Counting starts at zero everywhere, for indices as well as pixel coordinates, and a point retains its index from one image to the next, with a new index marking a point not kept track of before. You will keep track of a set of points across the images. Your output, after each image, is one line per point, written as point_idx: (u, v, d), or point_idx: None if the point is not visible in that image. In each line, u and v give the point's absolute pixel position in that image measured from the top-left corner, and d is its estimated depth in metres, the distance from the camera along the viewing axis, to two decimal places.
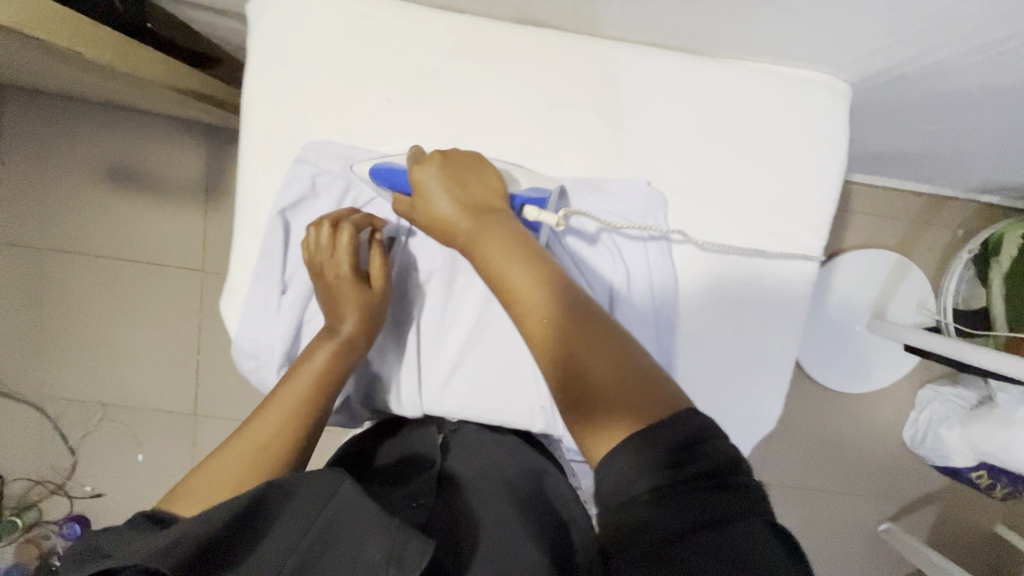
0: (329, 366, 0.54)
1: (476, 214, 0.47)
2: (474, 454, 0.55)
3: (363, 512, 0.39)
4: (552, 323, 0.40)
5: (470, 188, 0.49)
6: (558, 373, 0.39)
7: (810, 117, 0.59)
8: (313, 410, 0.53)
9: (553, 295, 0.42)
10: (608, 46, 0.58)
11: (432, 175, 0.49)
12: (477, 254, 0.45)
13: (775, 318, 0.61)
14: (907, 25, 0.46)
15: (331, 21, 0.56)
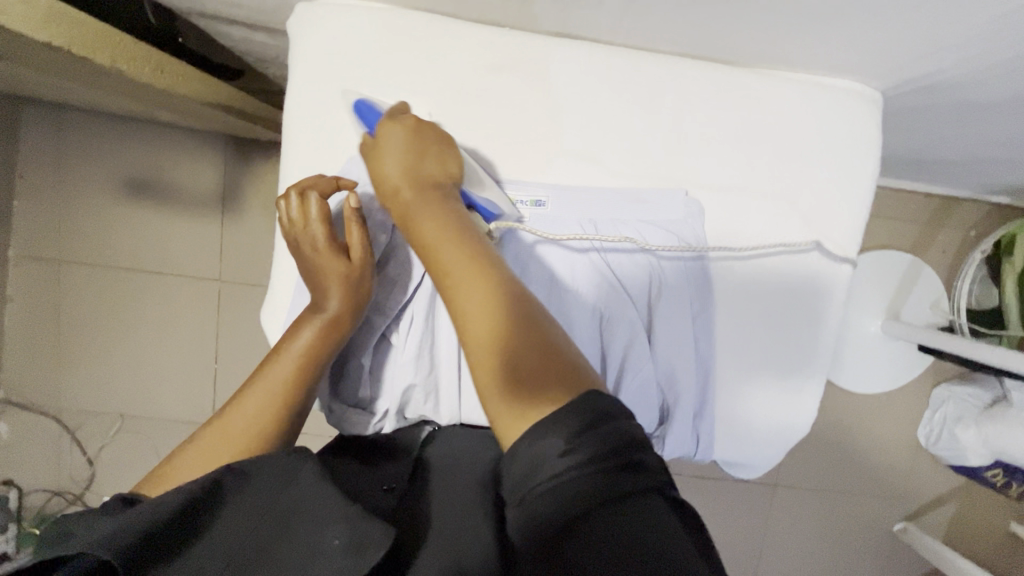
0: (311, 349, 0.50)
1: (421, 188, 0.47)
2: (458, 444, 0.53)
3: (320, 493, 0.38)
4: (481, 306, 0.41)
5: (425, 159, 0.48)
6: (486, 355, 0.40)
7: (846, 129, 0.54)
8: (296, 391, 0.50)
9: (484, 280, 0.43)
10: (626, 53, 0.53)
11: (395, 137, 0.48)
12: (412, 231, 0.47)
13: (811, 332, 0.57)
14: (927, 45, 0.46)
15: (329, 26, 0.51)
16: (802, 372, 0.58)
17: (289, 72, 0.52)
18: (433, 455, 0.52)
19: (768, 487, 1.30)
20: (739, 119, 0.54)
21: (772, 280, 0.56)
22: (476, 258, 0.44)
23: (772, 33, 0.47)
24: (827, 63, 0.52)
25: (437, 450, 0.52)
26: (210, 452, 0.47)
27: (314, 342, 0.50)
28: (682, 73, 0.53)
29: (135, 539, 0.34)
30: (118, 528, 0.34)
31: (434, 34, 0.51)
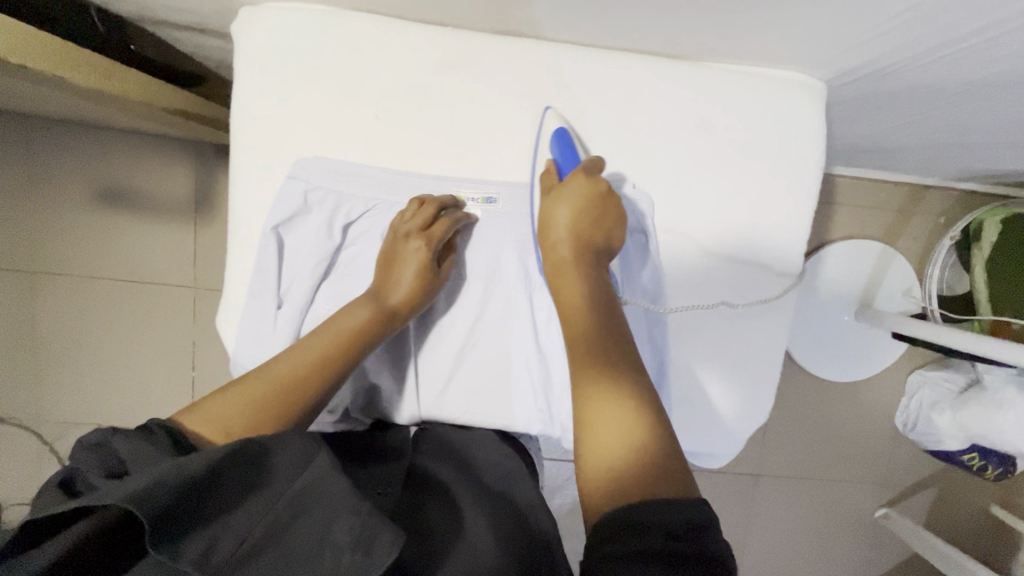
0: (365, 329, 0.51)
1: (578, 250, 0.51)
2: (445, 446, 0.54)
3: (335, 487, 0.39)
4: (604, 376, 0.44)
5: (594, 220, 0.51)
6: (602, 406, 0.43)
7: (790, 121, 0.55)
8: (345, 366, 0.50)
9: (610, 354, 0.46)
10: (571, 51, 0.53)
11: (578, 187, 0.50)
12: (559, 280, 0.50)
13: (766, 322, 0.58)
14: (863, 35, 0.46)
15: (275, 30, 0.51)
16: (758, 362, 0.58)
17: (236, 76, 0.52)
18: (426, 458, 0.52)
19: (751, 478, 1.30)
20: (685, 114, 0.54)
21: (724, 272, 0.56)
22: (602, 322, 0.48)
23: (708, 27, 0.48)
24: (767, 55, 0.53)
25: (428, 452, 0.53)
26: (252, 389, 0.46)
27: (374, 322, 0.51)
28: (626, 69, 0.53)
29: (167, 504, 0.34)
30: (153, 486, 0.35)
31: (377, 35, 0.51)
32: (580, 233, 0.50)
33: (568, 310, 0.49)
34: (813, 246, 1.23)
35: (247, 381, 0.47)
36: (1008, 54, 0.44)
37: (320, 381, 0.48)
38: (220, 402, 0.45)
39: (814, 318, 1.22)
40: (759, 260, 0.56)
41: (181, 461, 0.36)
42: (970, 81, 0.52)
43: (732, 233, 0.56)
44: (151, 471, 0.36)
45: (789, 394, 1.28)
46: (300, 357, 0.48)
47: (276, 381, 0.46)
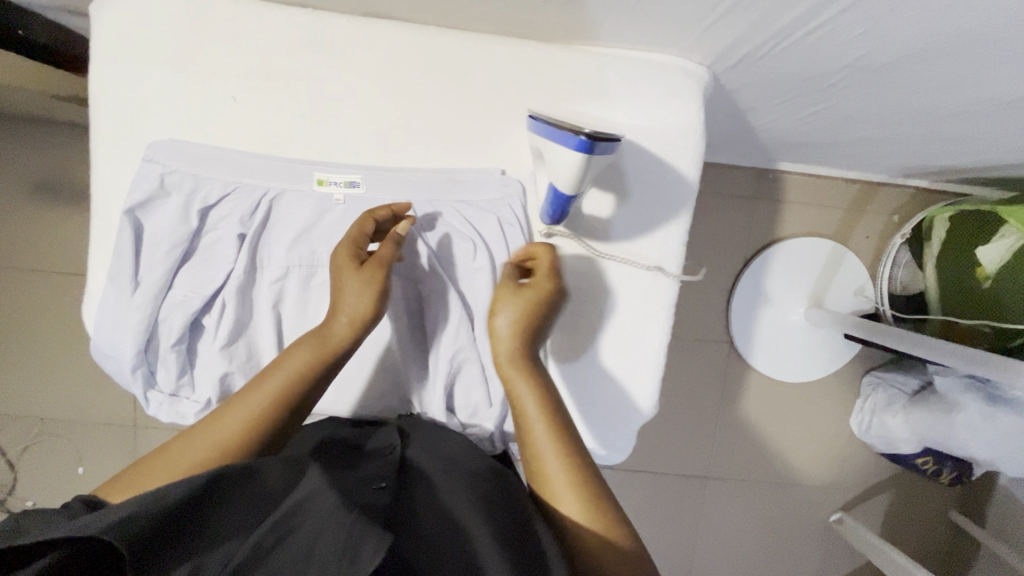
0: (304, 368, 0.48)
1: (526, 350, 0.50)
2: (434, 439, 0.53)
3: (326, 503, 0.38)
4: (568, 481, 0.46)
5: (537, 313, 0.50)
6: (570, 513, 0.46)
7: (671, 104, 0.53)
8: (281, 409, 0.47)
9: (564, 457, 0.47)
10: (434, 35, 0.52)
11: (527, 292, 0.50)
12: (512, 390, 0.49)
13: (645, 313, 0.56)
14: (709, 13, 0.45)
15: (131, 10, 0.50)
16: (636, 352, 0.56)
17: (92, 58, 0.51)
18: (415, 452, 0.51)
19: (701, 480, 1.28)
20: (551, 99, 0.53)
21: (589, 262, 0.55)
22: (555, 422, 0.48)
23: (561, 6, 0.47)
24: (633, 37, 0.51)
25: (417, 445, 0.52)
26: (188, 458, 0.44)
27: (313, 358, 0.48)
28: (493, 51, 0.52)
29: (145, 528, 0.34)
30: (124, 516, 0.34)
31: (233, 16, 0.50)
32: (528, 338, 0.50)
33: (516, 398, 0.49)
34: (763, 244, 1.21)
35: (183, 449, 0.45)
36: (867, 26, 0.43)
37: (253, 439, 0.46)
38: (157, 477, 0.44)
39: (762, 318, 1.21)
40: (625, 256, 0.55)
41: (157, 489, 0.36)
42: (848, 63, 0.51)
43: (596, 229, 0.55)
44: (121, 504, 0.35)
45: (739, 396, 1.25)
46: (233, 421, 0.46)
47: (212, 449, 0.45)
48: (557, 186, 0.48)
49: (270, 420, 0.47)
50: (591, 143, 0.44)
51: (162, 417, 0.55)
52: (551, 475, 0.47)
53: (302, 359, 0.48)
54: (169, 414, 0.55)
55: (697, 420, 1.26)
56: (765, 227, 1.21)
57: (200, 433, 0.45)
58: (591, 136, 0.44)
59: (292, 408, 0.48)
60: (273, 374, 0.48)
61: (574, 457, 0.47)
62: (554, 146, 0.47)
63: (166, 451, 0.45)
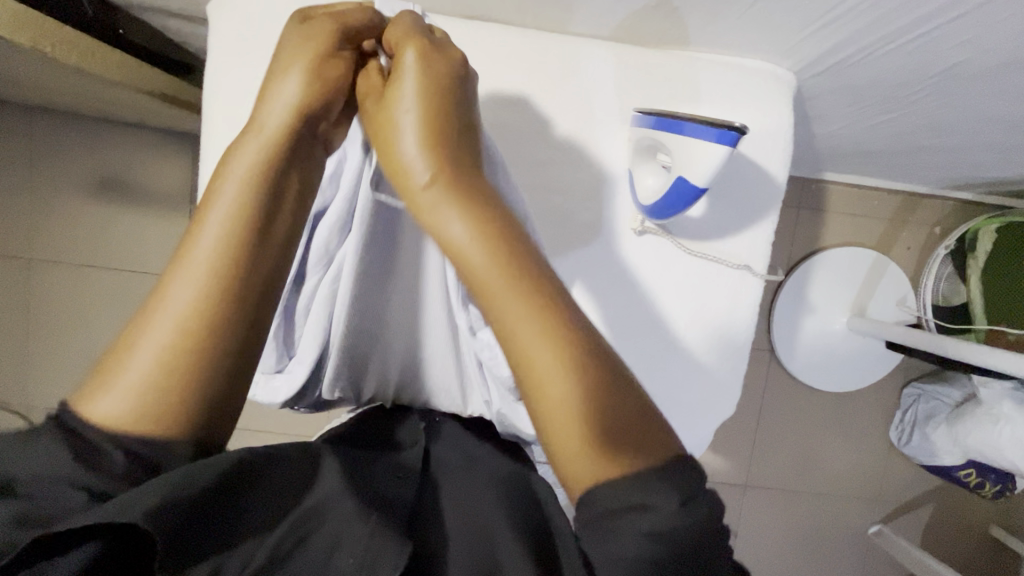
0: (263, 164, 0.36)
1: (439, 155, 0.35)
2: (456, 443, 0.52)
3: (345, 508, 0.36)
4: (536, 314, 0.31)
5: (439, 108, 0.36)
6: (552, 376, 0.30)
7: (762, 107, 0.55)
8: (245, 217, 0.35)
9: (517, 286, 0.32)
10: (537, 39, 0.54)
11: (406, 79, 0.37)
12: (431, 216, 0.35)
13: (732, 312, 0.57)
14: (817, 19, 0.47)
15: (251, 12, 0.53)
16: (722, 350, 0.57)
17: (210, 54, 0.54)
18: (439, 450, 0.51)
19: (739, 488, 1.27)
20: (645, 102, 0.55)
21: (678, 261, 0.56)
22: (502, 250, 0.33)
23: (666, 11, 0.49)
24: (730, 44, 0.53)
25: (442, 444, 0.52)
26: (154, 333, 0.32)
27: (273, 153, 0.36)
28: (592, 55, 0.54)
29: (180, 516, 0.30)
30: (159, 507, 0.29)
31: None
32: (441, 137, 0.36)
33: (468, 274, 0.33)
34: (806, 253, 1.22)
35: (140, 331, 0.33)
36: (971, 36, 0.44)
37: (222, 280, 0.34)
38: (129, 370, 0.32)
39: (807, 327, 1.20)
40: (715, 256, 0.56)
41: (185, 469, 0.31)
42: (939, 71, 0.52)
43: (687, 231, 0.56)
44: (149, 485, 0.30)
45: (778, 404, 1.26)
46: (190, 270, 0.34)
47: (184, 310, 0.33)
48: (686, 178, 0.46)
49: (231, 253, 0.34)
50: (739, 133, 0.42)
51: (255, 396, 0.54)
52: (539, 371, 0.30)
53: (242, 169, 0.36)
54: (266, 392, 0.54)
55: (736, 427, 1.26)
56: (807, 236, 1.22)
57: (155, 299, 0.33)
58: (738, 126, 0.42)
59: (245, 241, 0.35)
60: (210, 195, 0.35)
61: (540, 294, 0.32)
62: (685, 139, 0.45)
63: (121, 340, 0.33)
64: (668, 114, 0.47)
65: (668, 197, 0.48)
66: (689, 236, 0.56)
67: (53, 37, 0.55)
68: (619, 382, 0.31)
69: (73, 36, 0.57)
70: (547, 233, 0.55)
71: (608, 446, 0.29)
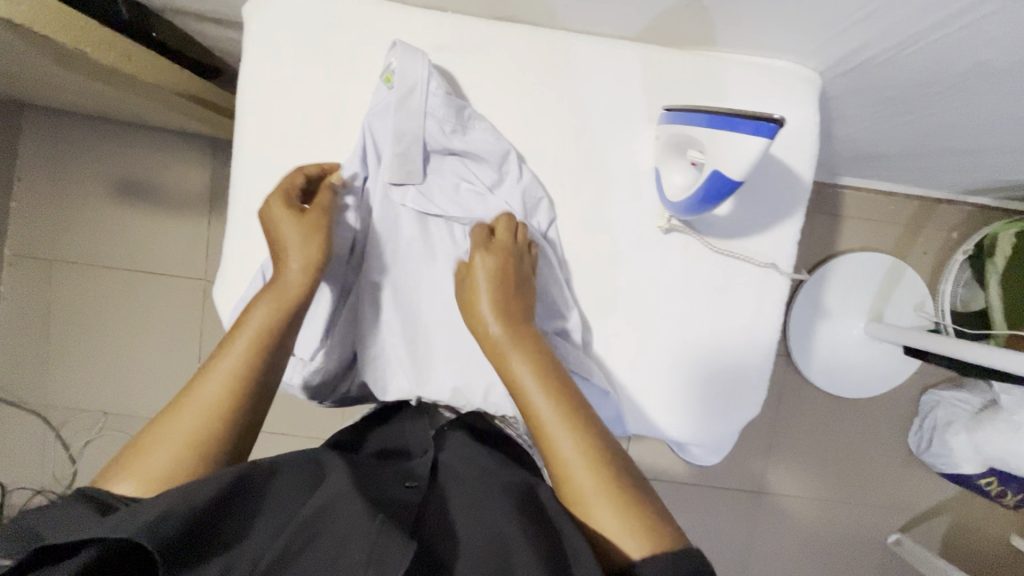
0: (272, 320, 0.47)
1: (508, 319, 0.48)
2: (462, 455, 0.49)
3: (353, 506, 0.38)
4: (569, 428, 0.42)
5: (510, 286, 0.49)
6: (579, 474, 0.41)
7: (787, 106, 0.55)
8: (259, 358, 0.45)
9: (563, 411, 0.43)
10: (565, 39, 0.55)
11: (484, 262, 0.50)
12: (499, 362, 0.47)
13: (758, 311, 0.57)
14: (844, 18, 0.47)
15: (284, 14, 0.54)
16: (747, 349, 0.57)
17: (244, 55, 0.55)
18: (446, 457, 0.49)
19: (755, 495, 1.26)
20: (671, 101, 0.55)
21: (704, 259, 0.56)
22: (554, 387, 0.44)
23: (693, 12, 0.49)
24: (756, 44, 0.54)
25: (450, 450, 0.50)
26: (176, 432, 0.41)
27: (275, 308, 0.47)
28: (619, 54, 0.55)
29: (176, 528, 0.33)
30: (163, 515, 0.34)
31: (379, 20, 0.54)
32: (512, 304, 0.49)
33: (524, 403, 0.44)
34: (822, 257, 1.21)
35: (163, 431, 0.41)
36: (999, 35, 0.44)
37: (237, 397, 0.43)
38: (150, 456, 0.40)
39: (824, 331, 1.19)
40: (740, 253, 0.56)
41: (186, 489, 0.36)
42: (964, 71, 0.52)
43: (714, 229, 0.56)
44: (157, 500, 0.35)
45: (794, 409, 1.25)
46: (213, 381, 0.43)
47: (202, 417, 0.42)
48: (722, 172, 0.45)
49: (248, 373, 0.45)
50: (776, 125, 0.41)
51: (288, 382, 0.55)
52: (578, 477, 0.41)
53: (263, 313, 0.47)
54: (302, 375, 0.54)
55: (752, 432, 1.25)
56: (822, 241, 1.22)
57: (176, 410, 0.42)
58: (774, 118, 0.41)
59: (258, 377, 0.45)
60: (237, 337, 0.46)
61: (578, 414, 0.43)
62: (719, 131, 0.44)
63: (143, 440, 0.41)
64: (700, 107, 0.46)
65: (706, 188, 0.47)
66: (715, 230, 0.56)
67: (89, 38, 0.56)
68: (634, 488, 0.41)
69: (109, 38, 0.59)
70: (574, 233, 0.56)
71: (627, 532, 0.38)
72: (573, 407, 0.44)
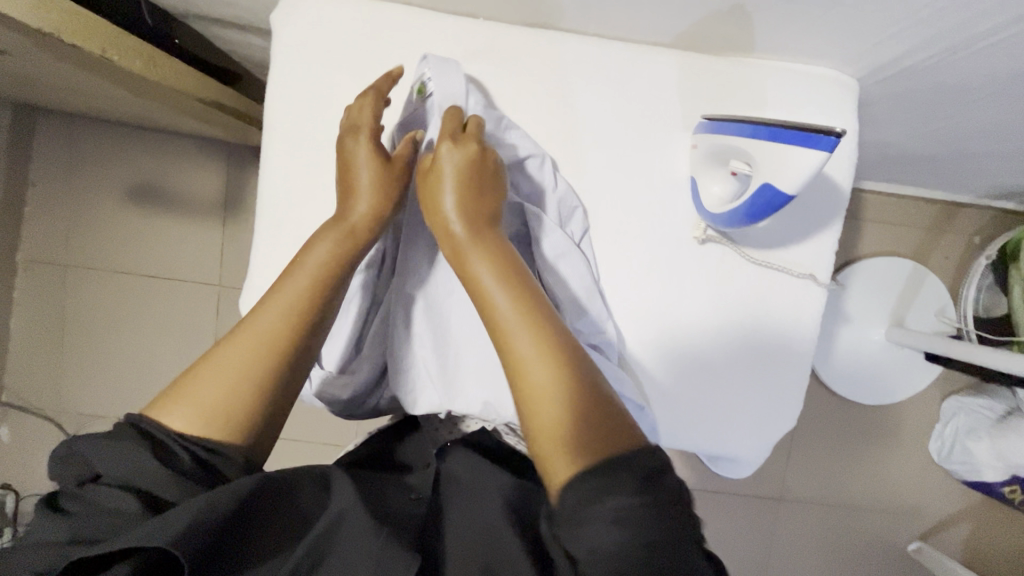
0: (334, 259, 0.45)
1: (473, 223, 0.44)
2: (468, 464, 0.51)
3: (362, 528, 0.38)
4: (535, 335, 0.38)
5: (479, 191, 0.45)
6: (539, 377, 0.37)
7: (826, 113, 0.54)
8: (320, 298, 0.44)
9: (529, 318, 0.39)
10: (598, 45, 0.54)
11: (451, 164, 0.45)
12: (462, 265, 0.43)
13: (793, 322, 0.56)
14: (891, 24, 0.46)
15: (313, 21, 0.53)
16: (783, 360, 0.56)
17: (272, 63, 0.54)
18: (451, 466, 0.51)
19: (773, 501, 1.25)
20: (709, 108, 0.54)
21: (740, 270, 0.55)
22: (521, 293, 0.40)
23: (735, 18, 0.48)
24: (795, 50, 0.53)
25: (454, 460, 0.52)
26: (227, 363, 0.40)
27: (338, 250, 0.46)
28: (653, 61, 0.54)
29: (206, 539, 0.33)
30: (193, 525, 0.33)
31: (409, 27, 0.53)
32: (478, 209, 0.45)
33: (486, 306, 0.40)
34: (841, 262, 1.20)
35: (216, 358, 0.40)
36: None
37: (292, 338, 0.42)
38: (201, 387, 0.39)
39: (845, 336, 1.17)
40: (776, 264, 0.55)
41: (212, 495, 0.35)
42: (1010, 78, 0.51)
43: (751, 239, 0.55)
44: (183, 507, 0.34)
45: (813, 415, 1.24)
46: (268, 317, 0.42)
47: (257, 347, 0.40)
48: (774, 185, 0.44)
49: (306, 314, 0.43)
50: (837, 138, 0.41)
51: (316, 397, 0.53)
52: (540, 392, 0.36)
53: (324, 252, 0.45)
54: (334, 388, 0.53)
55: None
56: (842, 245, 1.21)
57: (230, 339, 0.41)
58: (831, 129, 0.41)
59: (314, 319, 0.43)
60: (295, 271, 0.44)
61: (544, 321, 0.39)
62: (773, 144, 0.44)
63: (196, 368, 0.40)
64: (751, 119, 0.46)
65: (754, 203, 0.46)
66: (752, 241, 0.55)
67: (114, 45, 0.55)
68: (598, 397, 0.37)
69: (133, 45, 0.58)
70: (607, 243, 0.55)
71: (582, 440, 0.34)
72: (540, 315, 0.39)
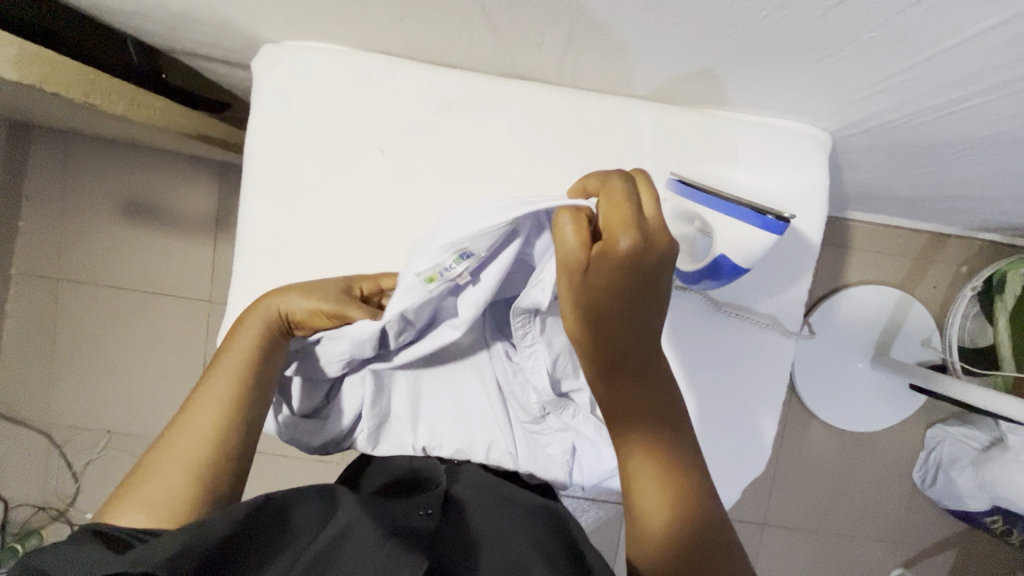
0: (254, 348, 0.49)
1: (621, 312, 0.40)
2: (479, 481, 0.52)
3: (368, 533, 0.36)
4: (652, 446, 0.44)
5: (634, 275, 0.38)
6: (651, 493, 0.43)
7: (796, 168, 0.55)
8: (247, 389, 0.49)
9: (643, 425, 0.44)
10: (573, 97, 0.55)
11: (610, 246, 0.36)
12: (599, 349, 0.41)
13: (763, 367, 0.57)
14: (853, 91, 0.47)
15: (292, 70, 0.54)
16: (755, 403, 0.57)
17: (254, 111, 0.55)
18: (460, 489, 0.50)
19: (757, 525, 1.26)
20: (681, 162, 0.55)
21: (708, 319, 0.56)
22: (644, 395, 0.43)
23: (705, 78, 0.49)
24: (764, 106, 0.53)
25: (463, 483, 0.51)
26: (168, 463, 0.45)
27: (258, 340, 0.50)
28: (627, 113, 0.55)
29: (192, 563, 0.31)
30: (176, 552, 0.31)
31: (388, 77, 0.54)
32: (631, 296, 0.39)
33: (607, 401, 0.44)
34: (829, 289, 1.20)
35: (159, 458, 0.46)
36: (1014, 113, 0.43)
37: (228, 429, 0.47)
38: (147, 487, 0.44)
39: (830, 365, 1.18)
40: (731, 309, 0.56)
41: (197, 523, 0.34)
42: (977, 139, 0.52)
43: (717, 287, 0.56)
44: (165, 539, 0.33)
45: (798, 441, 1.24)
46: (203, 415, 0.47)
47: (192, 443, 0.46)
48: (728, 256, 0.49)
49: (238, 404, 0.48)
50: (784, 221, 0.46)
51: (289, 441, 0.56)
52: (645, 499, 0.43)
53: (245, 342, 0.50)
54: (305, 433, 0.56)
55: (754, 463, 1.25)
56: (829, 273, 1.21)
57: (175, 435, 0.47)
58: (781, 215, 0.47)
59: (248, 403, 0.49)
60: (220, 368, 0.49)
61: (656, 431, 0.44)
62: (726, 218, 0.48)
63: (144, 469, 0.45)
64: (708, 186, 0.48)
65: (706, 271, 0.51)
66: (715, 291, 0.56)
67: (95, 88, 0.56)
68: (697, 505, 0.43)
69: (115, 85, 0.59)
70: None
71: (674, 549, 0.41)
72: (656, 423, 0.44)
